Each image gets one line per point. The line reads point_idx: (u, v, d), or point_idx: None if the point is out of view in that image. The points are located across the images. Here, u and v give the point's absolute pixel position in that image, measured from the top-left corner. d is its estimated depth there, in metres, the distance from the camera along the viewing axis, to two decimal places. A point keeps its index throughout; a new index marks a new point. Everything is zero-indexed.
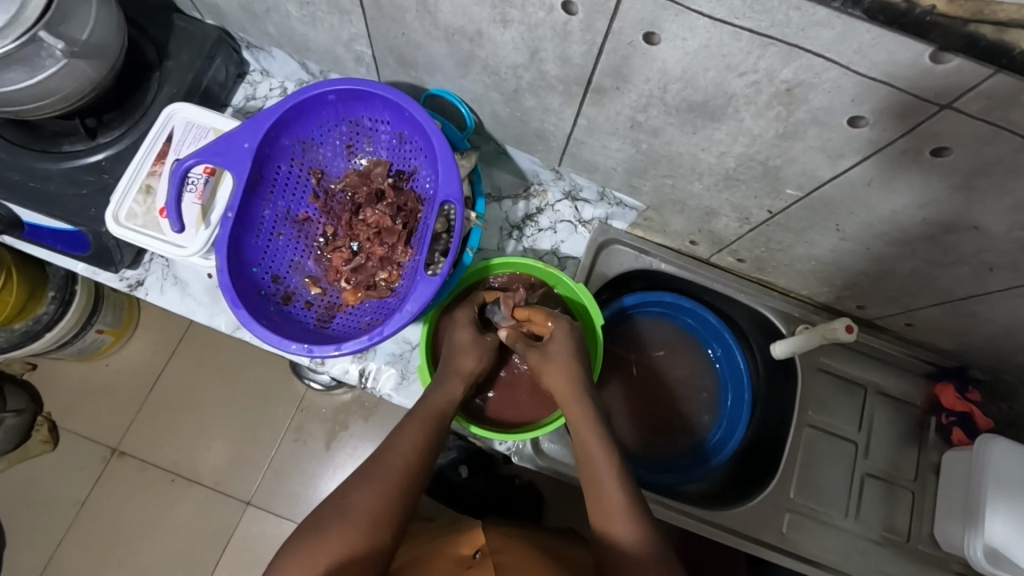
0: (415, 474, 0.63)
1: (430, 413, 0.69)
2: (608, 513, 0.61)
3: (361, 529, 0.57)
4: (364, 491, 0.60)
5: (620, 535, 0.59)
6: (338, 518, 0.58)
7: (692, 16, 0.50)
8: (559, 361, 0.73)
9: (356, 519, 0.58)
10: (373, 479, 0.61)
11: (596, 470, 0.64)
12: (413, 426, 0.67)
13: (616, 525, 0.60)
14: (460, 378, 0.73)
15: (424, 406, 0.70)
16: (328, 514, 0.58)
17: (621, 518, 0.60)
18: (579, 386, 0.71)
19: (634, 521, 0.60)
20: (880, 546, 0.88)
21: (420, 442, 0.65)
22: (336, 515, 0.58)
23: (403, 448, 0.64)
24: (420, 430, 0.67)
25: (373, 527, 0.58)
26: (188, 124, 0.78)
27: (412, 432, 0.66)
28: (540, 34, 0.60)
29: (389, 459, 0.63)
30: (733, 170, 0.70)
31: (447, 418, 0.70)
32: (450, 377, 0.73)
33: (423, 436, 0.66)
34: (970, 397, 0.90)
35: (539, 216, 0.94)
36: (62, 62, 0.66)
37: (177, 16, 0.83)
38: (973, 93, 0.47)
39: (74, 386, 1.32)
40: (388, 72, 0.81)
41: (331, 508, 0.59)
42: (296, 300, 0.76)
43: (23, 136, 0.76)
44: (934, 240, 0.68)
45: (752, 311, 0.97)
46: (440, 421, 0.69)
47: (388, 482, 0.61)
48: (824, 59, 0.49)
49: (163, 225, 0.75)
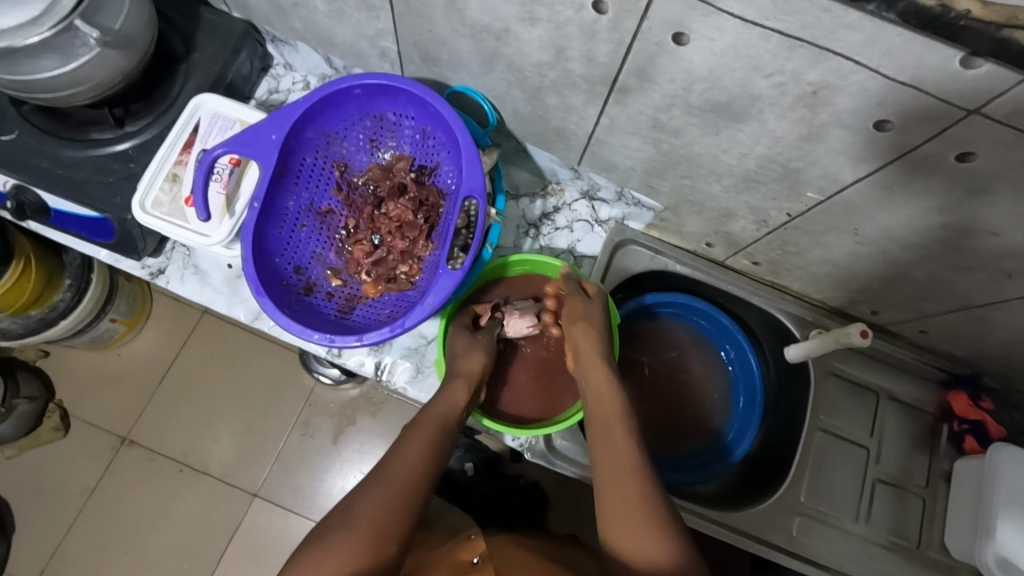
0: (422, 481, 0.63)
1: (434, 419, 0.69)
2: (632, 514, 0.59)
3: (367, 537, 0.57)
4: (370, 499, 0.60)
5: (647, 546, 0.56)
6: (346, 525, 0.57)
7: (721, 17, 0.51)
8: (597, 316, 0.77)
9: (363, 526, 0.57)
10: (379, 487, 0.61)
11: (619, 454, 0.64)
12: (419, 433, 0.67)
13: (640, 534, 0.57)
14: (460, 378, 0.74)
15: (428, 412, 0.70)
16: (334, 524, 0.58)
17: (645, 528, 0.58)
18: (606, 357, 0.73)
19: (661, 531, 0.57)
20: (888, 552, 0.88)
21: (426, 449, 0.66)
22: (343, 524, 0.58)
23: (408, 456, 0.64)
24: (424, 438, 0.67)
25: (380, 534, 0.57)
26: (215, 115, 0.79)
27: (418, 438, 0.67)
28: (568, 32, 0.61)
29: (396, 467, 0.63)
30: (753, 171, 0.71)
31: (453, 424, 0.70)
32: (452, 381, 0.73)
33: (430, 443, 0.67)
34: (982, 405, 0.90)
35: (555, 214, 0.94)
36: (95, 51, 0.66)
37: (205, 9, 0.84)
38: (999, 98, 0.47)
39: (86, 374, 1.33)
40: (412, 68, 0.82)
41: (338, 518, 0.59)
42: (317, 291, 0.77)
43: (51, 123, 0.77)
44: (953, 246, 0.68)
45: (766, 315, 0.97)
46: (444, 428, 0.69)
47: (394, 490, 0.61)
48: (851, 62, 0.50)
49: (188, 214, 0.75)
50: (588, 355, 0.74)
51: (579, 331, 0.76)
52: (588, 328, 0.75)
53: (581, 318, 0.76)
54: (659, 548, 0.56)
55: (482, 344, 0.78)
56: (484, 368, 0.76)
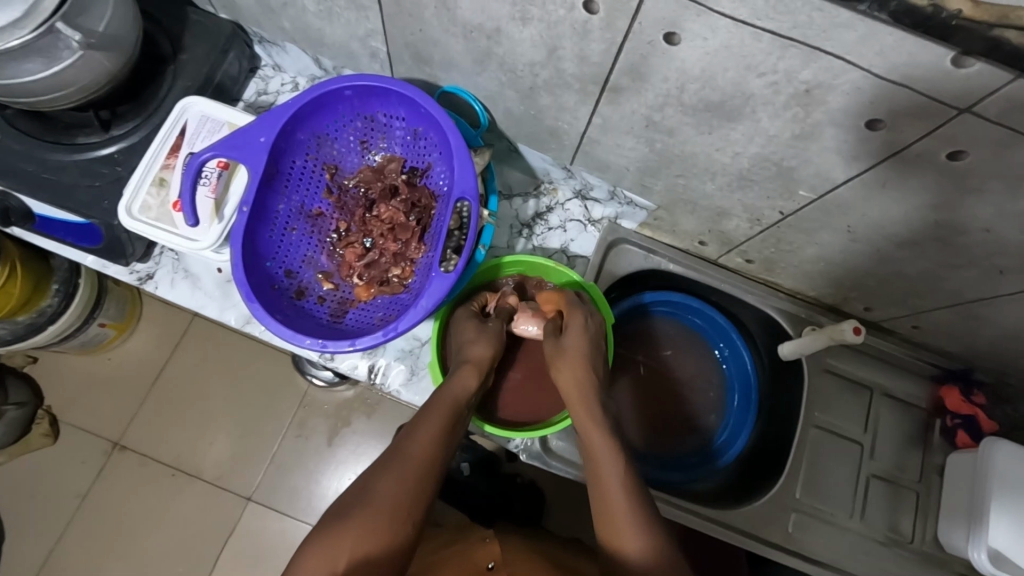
0: (436, 463, 0.63)
1: (448, 401, 0.68)
2: (612, 520, 0.61)
3: (383, 518, 0.56)
4: (385, 480, 0.59)
5: (627, 546, 0.59)
6: (360, 507, 0.57)
7: (714, 16, 0.50)
8: (575, 350, 0.74)
9: (378, 508, 0.57)
10: (394, 469, 0.60)
11: (605, 471, 0.65)
12: (432, 415, 0.66)
13: (621, 534, 0.59)
14: (470, 362, 0.74)
15: (440, 396, 0.69)
16: (349, 504, 0.58)
17: (626, 528, 0.60)
18: (590, 390, 0.72)
19: (641, 530, 0.59)
20: (883, 546, 0.89)
21: (439, 430, 0.65)
22: (358, 505, 0.57)
23: (423, 438, 0.64)
24: (437, 419, 0.66)
25: (395, 516, 0.57)
26: (203, 117, 0.78)
27: (430, 420, 0.66)
28: (560, 32, 0.60)
29: (411, 448, 0.63)
30: (746, 170, 0.71)
31: (464, 409, 0.70)
32: (463, 366, 0.73)
33: (443, 425, 0.66)
34: (974, 400, 0.91)
35: (549, 214, 0.94)
36: (78, 54, 0.65)
37: (192, 9, 0.83)
38: (992, 96, 0.47)
39: (76, 379, 1.31)
40: (402, 69, 0.81)
41: (353, 498, 0.58)
42: (308, 295, 0.77)
43: (36, 126, 0.76)
44: (945, 243, 0.68)
45: (760, 312, 0.97)
46: (456, 411, 0.68)
47: (409, 471, 0.60)
48: (844, 61, 0.50)
49: (176, 219, 0.75)
50: (571, 395, 0.72)
51: (558, 371, 0.74)
52: (570, 366, 0.73)
53: (559, 360, 0.74)
54: (639, 545, 0.58)
55: (490, 334, 0.78)
56: (491, 359, 0.76)
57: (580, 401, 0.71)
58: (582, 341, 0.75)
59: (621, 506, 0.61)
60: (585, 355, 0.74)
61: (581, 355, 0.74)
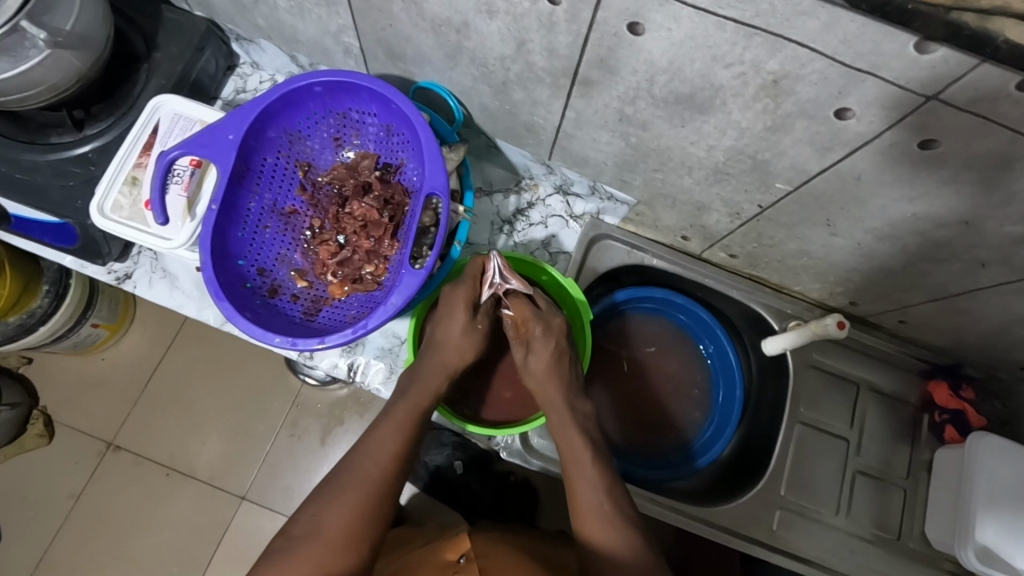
0: (390, 480, 0.63)
1: (405, 415, 0.67)
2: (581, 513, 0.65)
3: (332, 547, 0.57)
4: (336, 503, 0.60)
5: (591, 533, 0.63)
6: (312, 535, 0.58)
7: (676, 6, 0.50)
8: (539, 367, 0.71)
9: (326, 538, 0.57)
10: (345, 490, 0.61)
11: (574, 466, 0.67)
12: (387, 429, 0.66)
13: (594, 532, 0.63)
14: (439, 369, 0.71)
15: (401, 405, 0.68)
16: (299, 531, 0.58)
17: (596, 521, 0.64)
18: (557, 379, 0.71)
19: (606, 523, 0.63)
20: (870, 544, 0.88)
21: (396, 445, 0.65)
22: (308, 534, 0.58)
23: (377, 455, 0.64)
24: (396, 435, 0.66)
25: (347, 541, 0.58)
26: (175, 115, 0.77)
27: (387, 433, 0.66)
28: (526, 24, 0.60)
29: (363, 466, 0.63)
30: (722, 163, 0.70)
31: (425, 416, 0.69)
32: (427, 366, 0.71)
33: (399, 440, 0.66)
34: (963, 395, 0.88)
35: (530, 210, 0.93)
36: (46, 53, 0.65)
37: (167, 7, 0.83)
38: (959, 84, 0.46)
39: (67, 380, 1.31)
40: (377, 65, 0.81)
41: (304, 522, 0.59)
42: (281, 293, 0.76)
43: (9, 127, 0.76)
44: (925, 236, 0.67)
45: (744, 307, 0.96)
46: (415, 423, 0.67)
47: (359, 491, 0.61)
48: (809, 50, 0.49)
49: (148, 218, 0.74)
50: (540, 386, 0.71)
51: (528, 380, 0.72)
52: (536, 370, 0.71)
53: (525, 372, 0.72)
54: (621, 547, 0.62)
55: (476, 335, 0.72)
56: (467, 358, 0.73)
57: (552, 380, 0.71)
58: (548, 355, 0.70)
59: (591, 499, 0.65)
60: (550, 364, 0.71)
61: (546, 367, 0.71)
